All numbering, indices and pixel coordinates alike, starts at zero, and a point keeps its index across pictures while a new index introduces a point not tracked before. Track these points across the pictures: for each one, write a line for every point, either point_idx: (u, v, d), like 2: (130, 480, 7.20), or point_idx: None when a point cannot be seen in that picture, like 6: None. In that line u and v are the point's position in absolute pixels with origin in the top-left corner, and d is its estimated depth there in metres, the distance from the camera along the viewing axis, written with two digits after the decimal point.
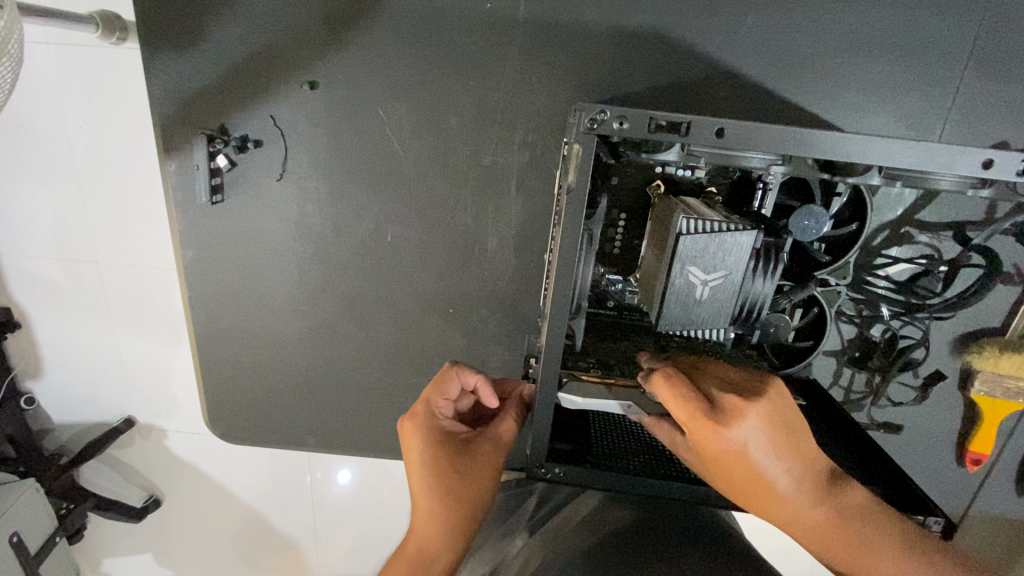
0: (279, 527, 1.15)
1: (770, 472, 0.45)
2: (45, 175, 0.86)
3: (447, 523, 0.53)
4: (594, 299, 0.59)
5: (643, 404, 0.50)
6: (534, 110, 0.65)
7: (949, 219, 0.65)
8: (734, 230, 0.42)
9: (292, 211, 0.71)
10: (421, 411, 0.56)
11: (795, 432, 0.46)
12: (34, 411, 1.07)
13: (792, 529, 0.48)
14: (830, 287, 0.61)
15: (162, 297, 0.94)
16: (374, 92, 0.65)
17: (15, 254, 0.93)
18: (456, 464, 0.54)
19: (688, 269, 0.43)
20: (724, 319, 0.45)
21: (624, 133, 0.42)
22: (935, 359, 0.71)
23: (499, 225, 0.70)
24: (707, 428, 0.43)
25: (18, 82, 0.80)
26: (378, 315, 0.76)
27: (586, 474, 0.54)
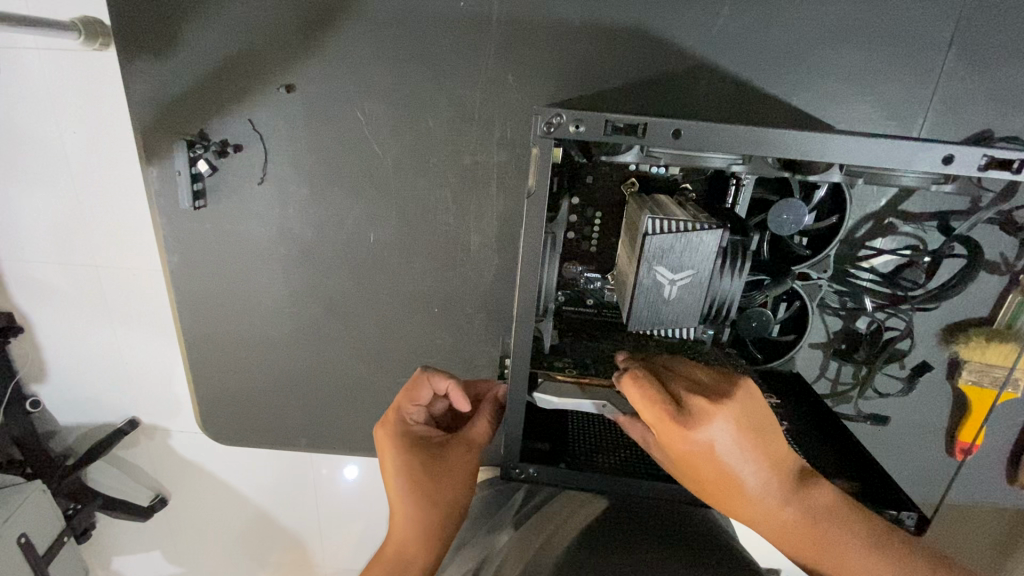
0: (283, 524, 1.17)
1: (738, 472, 0.45)
2: (38, 181, 0.87)
3: (425, 526, 0.55)
4: (571, 298, 0.59)
5: (618, 403, 0.49)
6: (511, 108, 0.64)
7: (934, 209, 0.64)
8: (700, 229, 0.42)
9: (275, 214, 0.71)
10: (393, 419, 0.58)
11: (764, 433, 0.46)
12: (40, 413, 1.08)
13: (762, 526, 0.48)
14: (811, 280, 0.61)
15: (155, 299, 0.95)
16: (351, 94, 0.65)
17: (12, 258, 0.94)
18: (429, 468, 0.55)
19: (655, 270, 0.43)
20: (693, 318, 0.45)
21: (580, 136, 0.42)
22: (922, 350, 0.71)
23: (481, 224, 0.70)
24: (673, 429, 0.44)
25: (5, 89, 0.81)
26: (365, 316, 0.76)
27: (560, 474, 0.55)
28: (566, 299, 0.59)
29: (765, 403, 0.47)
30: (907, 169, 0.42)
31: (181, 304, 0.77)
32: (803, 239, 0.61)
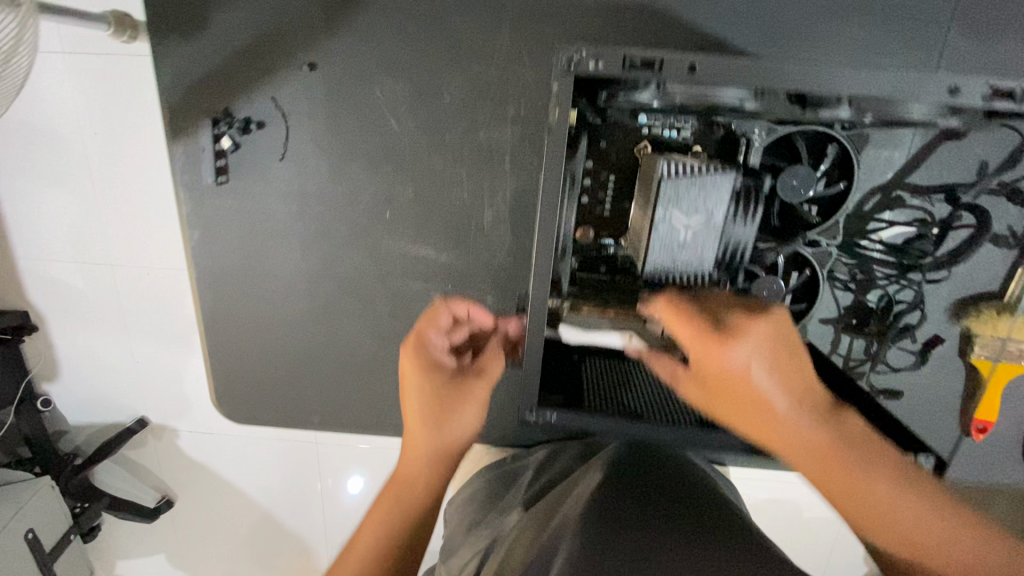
0: (290, 530, 1.18)
1: (769, 393, 0.46)
2: (55, 176, 0.90)
3: (431, 451, 0.58)
4: (583, 263, 0.59)
5: (643, 335, 0.57)
6: (526, 85, 0.66)
7: (940, 182, 0.66)
8: (710, 171, 0.43)
9: (295, 191, 0.73)
10: (413, 342, 0.60)
11: (793, 358, 0.48)
12: (49, 414, 1.09)
13: (788, 455, 0.49)
14: (820, 248, 0.62)
15: (163, 295, 0.98)
16: (370, 72, 0.67)
17: (18, 257, 0.97)
18: (441, 394, 0.58)
19: (671, 212, 0.45)
20: (708, 264, 0.46)
21: (600, 72, 0.46)
22: (933, 324, 0.72)
23: (495, 200, 0.72)
24: (710, 343, 0.45)
25: (31, 89, 0.85)
26: (381, 293, 0.78)
27: (579, 420, 0.59)
28: (579, 266, 0.59)
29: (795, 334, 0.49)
30: (915, 99, 0.46)
31: (199, 284, 0.79)
32: (814, 207, 0.61)
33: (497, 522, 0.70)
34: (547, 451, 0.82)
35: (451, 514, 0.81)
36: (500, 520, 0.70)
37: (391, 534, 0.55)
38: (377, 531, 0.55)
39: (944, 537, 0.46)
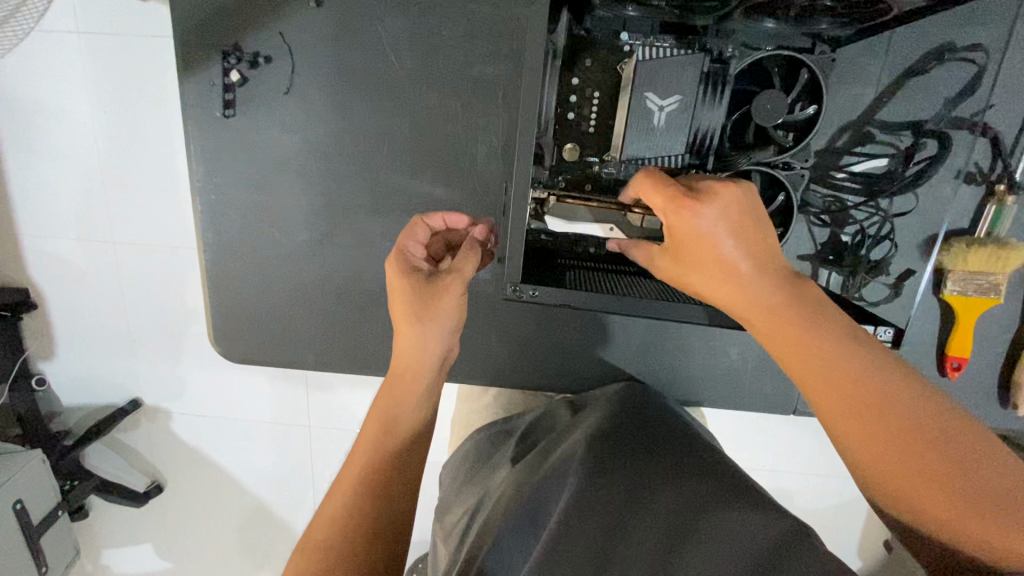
0: (277, 508, 1.34)
1: (730, 255, 0.49)
2: (75, 153, 1.03)
3: (417, 344, 0.65)
4: (571, 180, 0.62)
5: (624, 228, 0.60)
6: (517, 21, 0.71)
7: (908, 119, 0.70)
8: (678, 55, 0.51)
9: (298, 124, 0.77)
10: (395, 252, 0.66)
11: (764, 230, 0.50)
12: (44, 394, 1.24)
13: (756, 322, 0.51)
14: (793, 170, 0.66)
15: (178, 262, 1.10)
16: (372, 9, 0.72)
17: (38, 233, 1.10)
18: (417, 293, 0.64)
19: (647, 96, 0.51)
20: (680, 145, 0.53)
21: None
22: (905, 259, 0.75)
23: (488, 135, 0.76)
24: (679, 202, 0.49)
25: (57, 76, 0.99)
26: (378, 229, 0.81)
27: (562, 294, 0.62)
28: (565, 183, 0.62)
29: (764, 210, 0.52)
30: None
31: (203, 222, 0.82)
32: (788, 133, 0.65)
33: (486, 479, 0.73)
34: (536, 415, 0.82)
35: (447, 474, 0.86)
36: (489, 476, 0.73)
37: (391, 432, 0.63)
38: (374, 432, 0.63)
39: (904, 410, 0.45)
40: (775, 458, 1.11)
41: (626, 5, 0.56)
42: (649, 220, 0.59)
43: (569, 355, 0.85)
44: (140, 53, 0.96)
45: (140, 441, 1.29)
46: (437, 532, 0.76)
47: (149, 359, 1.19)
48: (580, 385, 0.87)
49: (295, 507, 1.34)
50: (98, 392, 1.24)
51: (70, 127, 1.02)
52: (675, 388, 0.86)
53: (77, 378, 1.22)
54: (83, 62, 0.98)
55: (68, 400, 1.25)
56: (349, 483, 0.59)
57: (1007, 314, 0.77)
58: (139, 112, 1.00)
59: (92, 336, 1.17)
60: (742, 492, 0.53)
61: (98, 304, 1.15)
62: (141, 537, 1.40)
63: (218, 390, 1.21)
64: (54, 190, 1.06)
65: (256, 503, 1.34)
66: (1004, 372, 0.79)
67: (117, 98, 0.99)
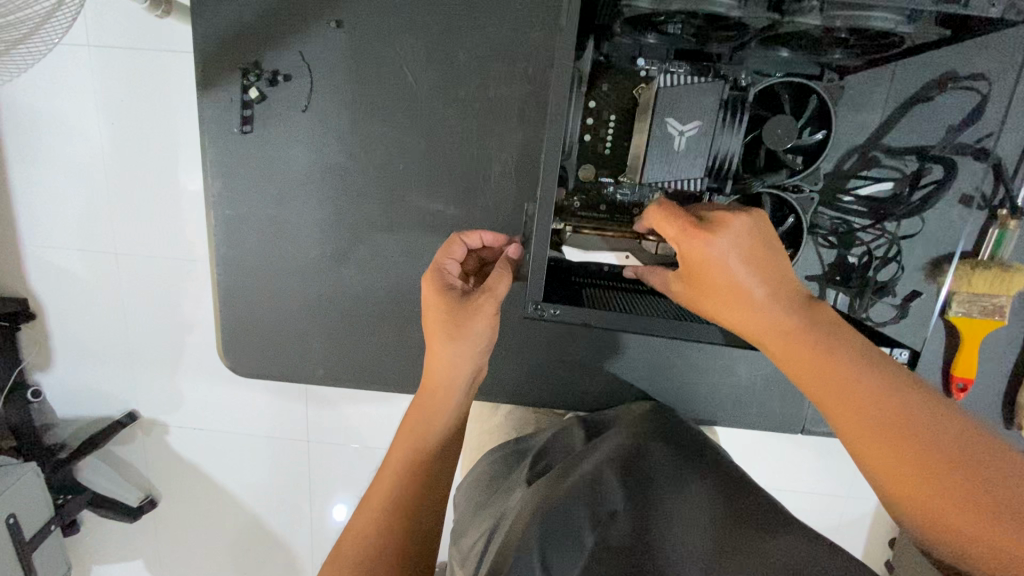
0: (274, 526, 1.32)
1: (744, 283, 0.51)
2: (84, 166, 1.04)
3: (451, 363, 0.65)
4: (587, 201, 0.64)
5: (638, 255, 0.62)
6: (533, 45, 0.73)
7: (912, 144, 0.71)
8: (698, 81, 0.52)
9: (314, 141, 0.78)
10: (432, 269, 0.68)
11: (773, 255, 0.52)
12: (40, 405, 1.23)
13: (769, 345, 0.52)
14: (803, 193, 0.68)
15: (183, 275, 1.10)
16: (391, 31, 0.73)
17: (42, 243, 1.09)
18: (450, 310, 0.64)
19: (667, 120, 0.53)
20: (698, 169, 0.54)
21: None
22: (910, 280, 0.75)
23: (503, 154, 0.77)
24: (692, 235, 0.50)
25: (70, 90, 1.00)
26: (390, 246, 0.81)
27: (582, 313, 0.61)
28: (581, 203, 0.63)
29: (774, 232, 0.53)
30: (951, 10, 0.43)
31: (215, 236, 0.82)
32: (797, 157, 0.67)
33: (501, 502, 0.73)
34: (550, 435, 0.83)
35: (461, 495, 0.86)
36: (504, 498, 0.73)
37: (421, 449, 0.64)
38: (406, 452, 0.64)
39: (920, 426, 0.46)
40: (779, 478, 1.11)
41: (645, 32, 0.58)
42: (662, 249, 0.62)
43: (579, 372, 0.86)
44: (157, 68, 0.98)
45: (137, 455, 1.27)
46: (452, 555, 0.75)
47: (151, 371, 1.18)
48: (590, 403, 0.87)
49: (292, 525, 1.32)
50: (97, 404, 1.22)
51: (82, 140, 1.02)
52: (683, 407, 0.86)
53: (76, 389, 1.21)
54: (98, 76, 0.99)
55: (64, 413, 1.24)
56: (378, 502, 0.60)
57: (1011, 336, 0.79)
58: (153, 126, 1.01)
59: (93, 347, 1.17)
60: (774, 515, 0.54)
61: (102, 315, 1.14)
62: (134, 552, 1.38)
63: (220, 403, 1.20)
64: (62, 201, 1.06)
65: (252, 520, 1.32)
66: (1007, 392, 0.80)
67: (131, 111, 1.00)
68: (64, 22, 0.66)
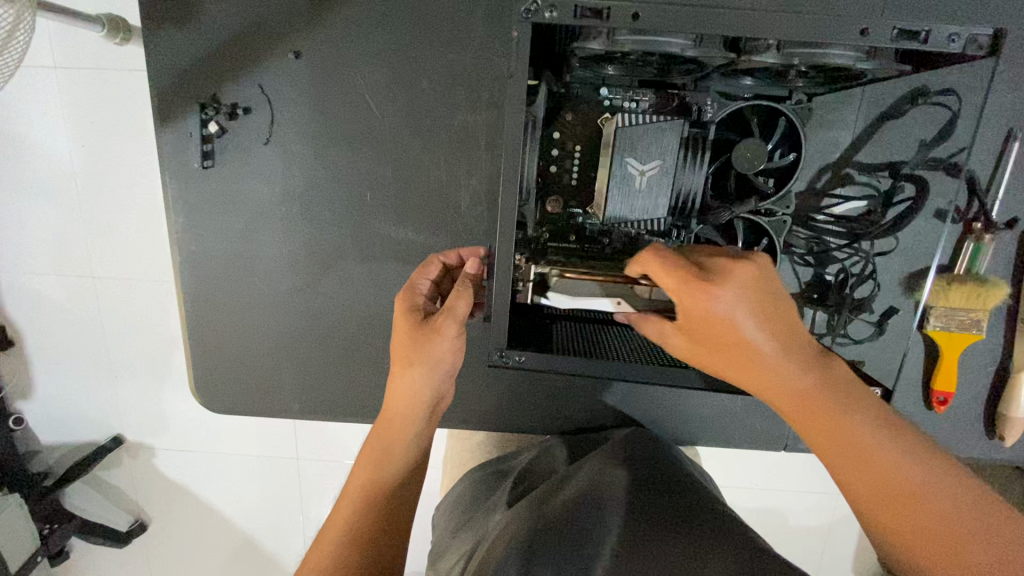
0: (265, 549, 1.31)
1: (753, 334, 0.49)
2: (50, 194, 1.02)
3: (409, 389, 0.61)
4: (556, 232, 0.62)
5: (632, 301, 0.58)
6: (498, 70, 0.71)
7: (884, 160, 0.71)
8: (656, 122, 0.55)
9: (278, 174, 0.76)
10: (404, 289, 0.65)
11: (780, 308, 0.50)
12: (21, 433, 1.20)
13: (772, 398, 0.51)
14: (776, 217, 0.66)
15: (158, 304, 1.08)
16: (352, 60, 0.71)
17: (13, 272, 1.07)
18: (410, 332, 0.61)
19: (628, 161, 0.54)
20: (661, 208, 0.57)
21: (554, 23, 0.42)
22: (887, 295, 0.75)
23: (472, 181, 0.75)
24: (698, 288, 0.48)
25: (32, 120, 0.97)
26: (361, 275, 0.80)
27: (548, 359, 0.58)
28: (550, 235, 0.62)
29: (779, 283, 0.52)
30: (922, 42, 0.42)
31: (183, 268, 0.80)
32: (769, 179, 0.66)
33: (480, 525, 0.71)
34: (531, 456, 0.82)
35: (441, 518, 0.85)
36: (484, 521, 0.71)
37: (378, 481, 0.61)
38: (364, 484, 0.61)
39: (917, 479, 0.48)
40: (767, 488, 1.10)
41: (606, 64, 0.57)
42: (657, 293, 0.57)
43: (559, 395, 0.85)
44: (121, 96, 0.95)
45: (121, 482, 1.25)
46: None
47: (130, 400, 1.16)
48: (570, 425, 0.86)
49: (282, 548, 1.30)
50: (77, 433, 1.20)
51: (47, 169, 1.00)
52: (665, 426, 0.85)
53: (53, 418, 1.19)
54: (60, 104, 0.96)
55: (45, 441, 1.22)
56: (332, 534, 0.58)
57: (990, 348, 0.78)
58: (119, 154, 0.99)
59: (69, 377, 1.15)
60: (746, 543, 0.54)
61: (77, 345, 1.12)
62: None
63: (202, 429, 1.19)
64: (29, 230, 1.04)
65: (242, 543, 1.31)
66: (987, 403, 0.80)
67: (95, 140, 0.98)
68: (11, 59, 0.64)
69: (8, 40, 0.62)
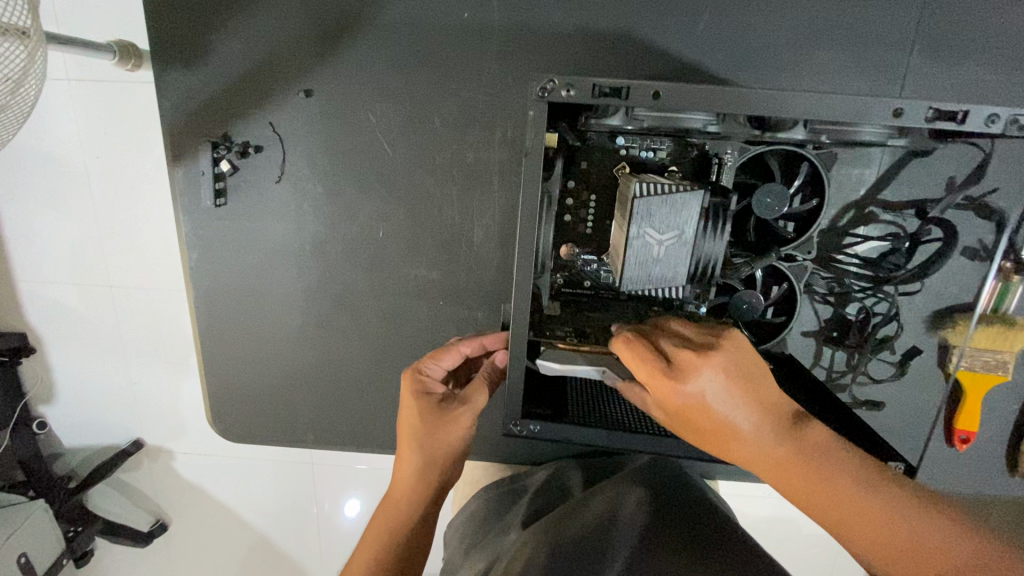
0: (285, 548, 1.29)
1: (731, 417, 0.46)
2: (69, 207, 1.01)
3: (418, 473, 0.60)
4: (570, 279, 0.61)
5: (617, 370, 0.55)
6: (511, 110, 0.70)
7: (912, 198, 0.68)
8: (682, 191, 0.48)
9: (290, 212, 0.76)
10: (414, 370, 0.61)
11: (755, 382, 0.47)
12: (45, 435, 1.21)
13: (764, 475, 0.48)
14: (797, 262, 0.65)
15: (174, 316, 1.08)
16: (363, 97, 0.70)
17: (35, 281, 1.07)
18: (425, 423, 0.59)
19: (645, 232, 0.49)
20: (681, 278, 0.51)
21: (572, 101, 0.43)
22: (911, 333, 0.73)
23: (485, 218, 0.74)
24: (663, 382, 0.46)
25: (48, 130, 0.96)
26: (373, 308, 0.79)
27: (563, 431, 0.57)
28: (565, 282, 0.60)
29: (752, 350, 0.49)
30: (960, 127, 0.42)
31: (196, 299, 0.81)
32: (789, 223, 0.65)
33: (495, 542, 0.71)
34: (546, 475, 0.83)
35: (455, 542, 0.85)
36: (497, 540, 0.71)
37: (384, 558, 0.60)
38: (370, 559, 0.60)
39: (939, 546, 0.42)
40: (783, 507, 1.09)
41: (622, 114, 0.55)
42: None
43: None
44: (136, 113, 0.94)
45: (143, 484, 1.26)
46: None
47: (153, 406, 1.16)
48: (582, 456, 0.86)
49: (301, 548, 1.29)
50: (101, 437, 1.21)
51: (65, 184, 1.00)
52: None
53: (77, 424, 1.20)
54: (81, 117, 0.96)
55: (70, 442, 1.23)
56: None
57: (1016, 390, 0.76)
58: (136, 170, 0.98)
59: (92, 384, 1.15)
60: None
61: (97, 357, 1.12)
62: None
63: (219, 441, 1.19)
64: (48, 243, 1.04)
65: (259, 544, 1.30)
66: (1011, 443, 0.78)
67: (107, 156, 0.97)
68: (25, 100, 0.64)
69: (16, 91, 0.62)
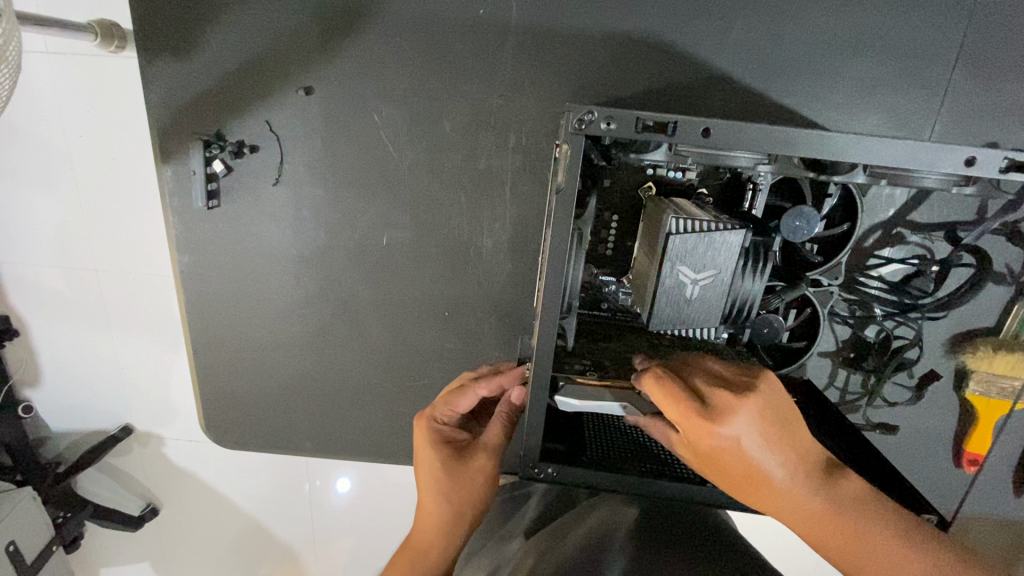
0: (280, 536, 1.21)
1: (765, 463, 0.45)
2: (46, 183, 0.93)
3: (439, 518, 0.59)
4: (588, 300, 0.59)
5: (640, 404, 0.51)
6: (526, 116, 0.65)
7: (943, 220, 0.65)
8: (722, 229, 0.45)
9: (288, 216, 0.72)
10: (428, 418, 0.62)
11: (789, 427, 0.46)
12: (32, 419, 1.14)
13: (791, 523, 0.47)
14: (822, 287, 0.62)
15: (163, 305, 1.01)
16: (368, 96, 0.65)
17: (17, 262, 1.00)
18: (441, 469, 0.59)
19: (678, 271, 0.46)
20: (714, 318, 0.49)
21: (612, 135, 0.42)
22: (929, 359, 0.71)
23: (495, 227, 0.70)
24: (699, 423, 0.44)
25: (22, 98, 0.87)
26: (375, 316, 0.76)
27: (580, 473, 0.54)
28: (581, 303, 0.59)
29: (785, 394, 0.48)
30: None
31: (189, 300, 0.77)
32: (815, 247, 0.62)
33: (495, 552, 0.69)
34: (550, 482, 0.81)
35: None
36: (499, 549, 0.69)
37: None
38: None
39: None
40: None
41: None
42: None
43: None
44: (118, 89, 0.85)
45: (134, 469, 1.18)
46: None
47: (144, 393, 1.09)
48: None
49: (295, 534, 1.20)
50: (89, 423, 1.14)
51: (43, 160, 0.91)
52: None
53: (65, 409, 1.13)
54: (56, 87, 0.86)
55: (57, 426, 1.15)
56: None
57: None
58: (116, 150, 0.89)
59: (77, 370, 1.08)
60: None
61: (83, 343, 1.06)
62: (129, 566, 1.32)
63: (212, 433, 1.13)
64: (30, 222, 0.96)
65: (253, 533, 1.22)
66: None
67: (95, 131, 0.88)
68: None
69: None
